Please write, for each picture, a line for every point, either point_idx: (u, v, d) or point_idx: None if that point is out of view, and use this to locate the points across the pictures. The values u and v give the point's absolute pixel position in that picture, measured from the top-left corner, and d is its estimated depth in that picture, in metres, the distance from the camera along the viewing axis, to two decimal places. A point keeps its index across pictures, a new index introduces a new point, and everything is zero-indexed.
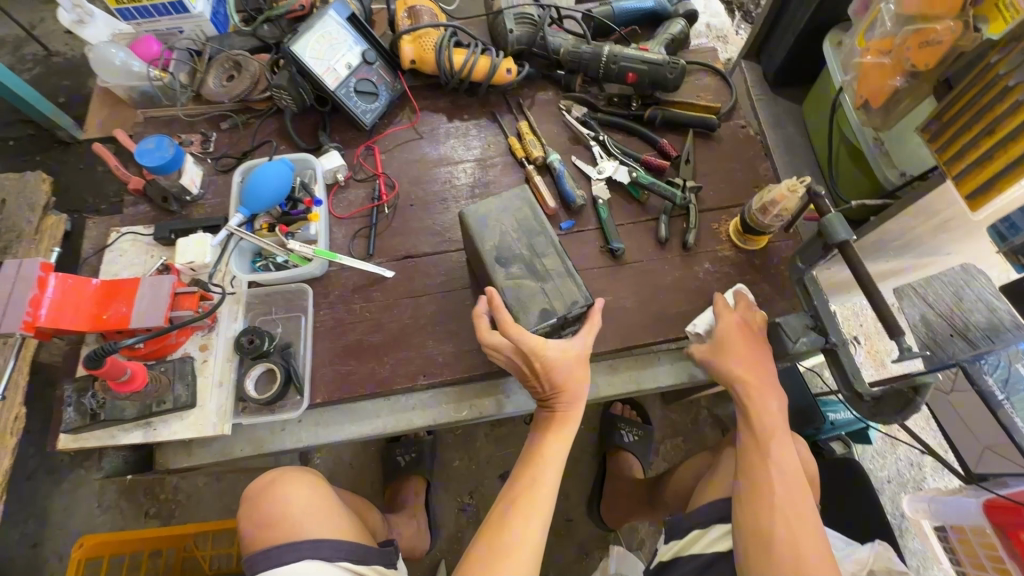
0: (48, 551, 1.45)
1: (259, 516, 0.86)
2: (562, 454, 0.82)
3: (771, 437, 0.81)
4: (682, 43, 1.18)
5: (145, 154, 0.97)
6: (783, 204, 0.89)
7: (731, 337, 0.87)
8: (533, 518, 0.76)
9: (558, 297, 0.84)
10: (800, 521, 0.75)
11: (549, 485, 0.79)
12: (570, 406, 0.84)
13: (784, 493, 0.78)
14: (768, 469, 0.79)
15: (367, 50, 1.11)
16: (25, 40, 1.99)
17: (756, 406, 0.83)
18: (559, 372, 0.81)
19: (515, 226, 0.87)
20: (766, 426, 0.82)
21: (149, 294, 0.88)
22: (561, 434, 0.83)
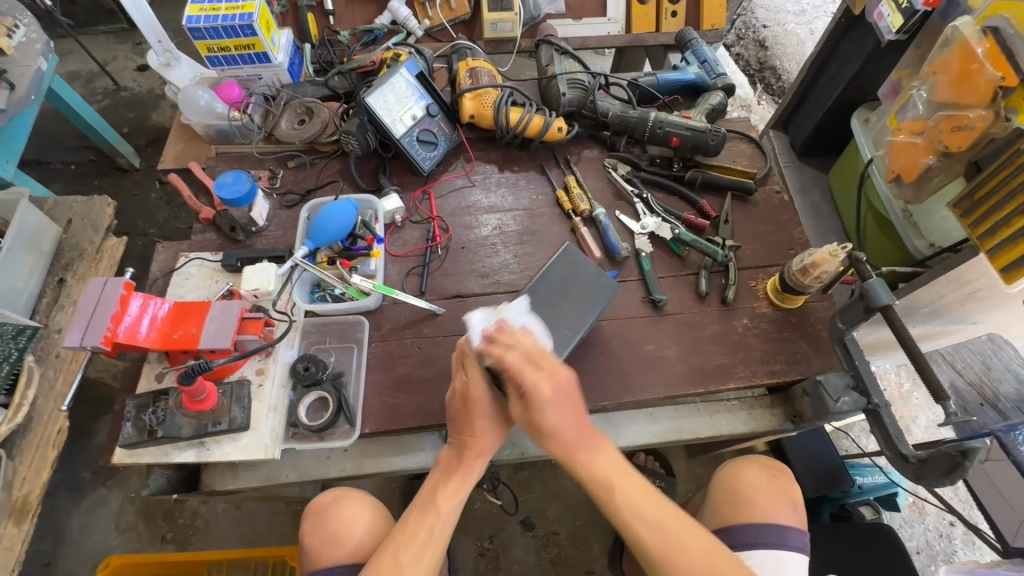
0: (60, 571, 1.43)
1: (326, 532, 0.89)
2: (454, 498, 0.82)
3: (614, 486, 0.80)
4: (720, 113, 1.27)
5: (223, 187, 1.06)
6: (824, 267, 0.94)
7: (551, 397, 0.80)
8: (435, 529, 0.80)
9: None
10: (677, 540, 0.77)
11: (438, 534, 0.80)
12: (479, 461, 0.83)
13: (658, 524, 0.78)
14: (629, 509, 0.79)
15: (430, 104, 1.20)
16: (97, 75, 2.14)
17: (583, 464, 0.81)
18: (486, 419, 0.82)
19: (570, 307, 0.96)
20: (603, 478, 0.80)
21: (219, 316, 0.93)
22: (458, 480, 0.82)
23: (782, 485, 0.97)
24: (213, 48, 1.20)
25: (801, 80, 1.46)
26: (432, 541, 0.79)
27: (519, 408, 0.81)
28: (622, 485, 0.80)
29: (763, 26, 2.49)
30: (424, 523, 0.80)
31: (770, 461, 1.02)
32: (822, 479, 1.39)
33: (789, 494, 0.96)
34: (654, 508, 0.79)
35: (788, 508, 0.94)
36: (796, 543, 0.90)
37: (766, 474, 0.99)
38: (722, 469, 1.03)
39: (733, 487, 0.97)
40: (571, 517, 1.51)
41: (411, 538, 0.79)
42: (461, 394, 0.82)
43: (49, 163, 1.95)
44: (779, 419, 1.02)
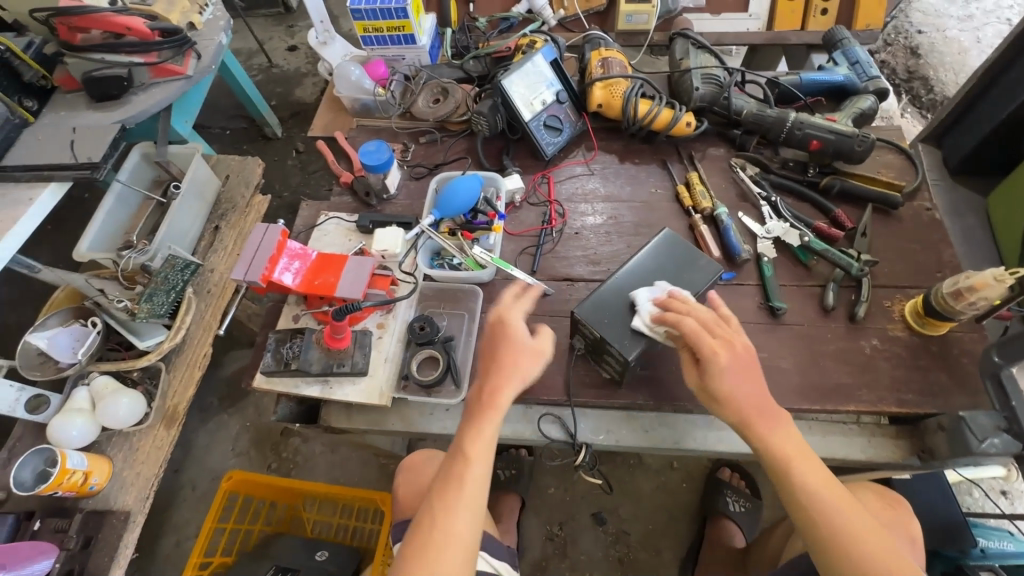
0: (185, 479, 1.65)
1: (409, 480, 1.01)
2: (487, 443, 0.77)
3: (791, 463, 0.77)
4: (870, 119, 1.17)
5: (366, 154, 1.16)
6: (983, 292, 0.84)
7: (719, 377, 0.80)
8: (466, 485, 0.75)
9: (631, 334, 0.87)
10: (852, 525, 0.73)
11: (473, 484, 0.75)
12: (507, 393, 0.79)
13: (831, 501, 0.75)
14: (801, 487, 0.76)
15: (561, 91, 1.22)
16: (255, 53, 2.41)
17: (759, 432, 0.79)
18: (511, 347, 0.82)
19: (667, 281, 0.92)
20: (782, 455, 0.78)
21: (354, 269, 1.02)
22: (485, 416, 0.78)
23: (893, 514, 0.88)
24: (369, 28, 1.32)
25: (968, 90, 1.31)
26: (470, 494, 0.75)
27: (695, 375, 0.83)
28: (797, 461, 0.78)
29: (917, 32, 2.26)
30: (460, 479, 0.75)
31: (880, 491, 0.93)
32: (936, 532, 1.26)
33: (903, 526, 0.86)
34: (835, 495, 0.75)
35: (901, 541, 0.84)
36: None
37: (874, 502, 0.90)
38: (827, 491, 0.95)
39: None
40: (644, 520, 1.49)
41: (447, 499, 0.74)
42: (491, 326, 0.85)
43: (210, 127, 2.23)
44: (903, 453, 0.92)
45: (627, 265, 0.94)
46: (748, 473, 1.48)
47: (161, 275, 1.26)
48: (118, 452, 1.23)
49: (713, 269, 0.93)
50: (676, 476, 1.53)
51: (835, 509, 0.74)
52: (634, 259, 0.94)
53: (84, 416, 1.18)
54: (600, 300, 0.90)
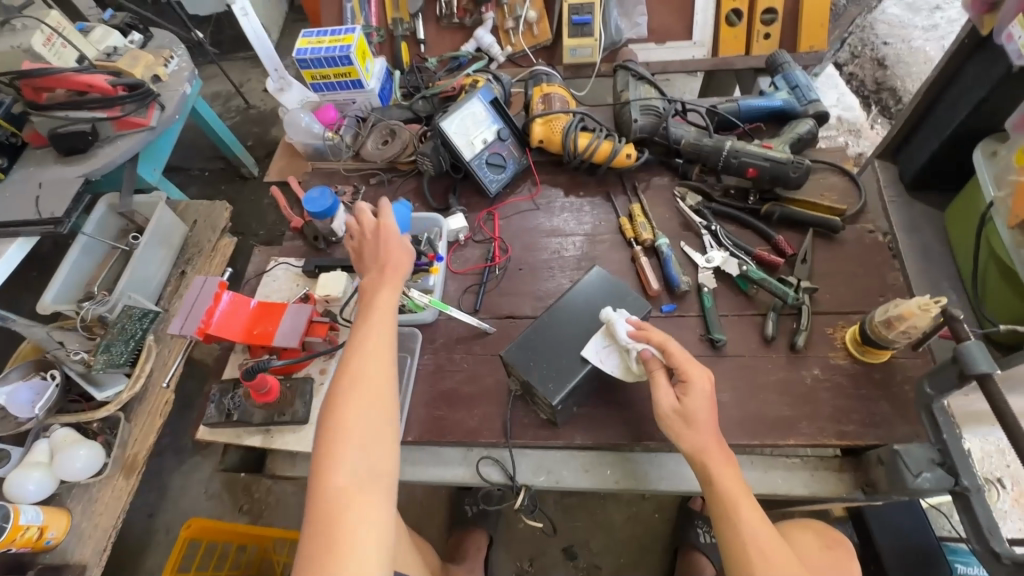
0: (159, 523, 1.65)
1: None
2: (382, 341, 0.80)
3: (738, 505, 0.74)
4: (809, 143, 1.18)
5: (310, 201, 1.17)
6: (912, 321, 0.83)
7: (696, 394, 0.79)
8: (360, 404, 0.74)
9: (554, 377, 0.88)
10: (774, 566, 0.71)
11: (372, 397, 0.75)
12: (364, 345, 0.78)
13: (765, 545, 0.72)
14: (744, 531, 0.73)
15: (502, 129, 1.24)
16: (233, 95, 2.47)
17: (714, 468, 0.76)
18: (386, 243, 0.89)
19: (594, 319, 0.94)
20: (728, 492, 0.75)
21: (292, 318, 1.04)
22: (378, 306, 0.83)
23: (838, 558, 0.86)
24: (317, 76, 1.35)
25: (914, 106, 1.31)
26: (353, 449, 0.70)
27: (670, 398, 0.81)
28: (745, 503, 0.74)
29: (883, 43, 2.26)
30: (338, 441, 0.71)
31: (825, 532, 0.92)
32: (910, 561, 1.22)
33: (844, 570, 0.85)
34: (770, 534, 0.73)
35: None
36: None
37: (818, 544, 0.89)
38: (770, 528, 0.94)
39: None
40: (615, 554, 1.46)
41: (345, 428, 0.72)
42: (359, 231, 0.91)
43: (189, 170, 2.28)
44: (847, 486, 0.90)
45: (557, 307, 0.96)
46: None
47: (119, 326, 1.31)
48: (77, 504, 1.24)
49: (641, 306, 0.95)
50: (647, 506, 1.50)
51: (768, 555, 0.71)
52: (563, 301, 0.96)
53: (43, 470, 1.19)
54: (527, 342, 0.92)
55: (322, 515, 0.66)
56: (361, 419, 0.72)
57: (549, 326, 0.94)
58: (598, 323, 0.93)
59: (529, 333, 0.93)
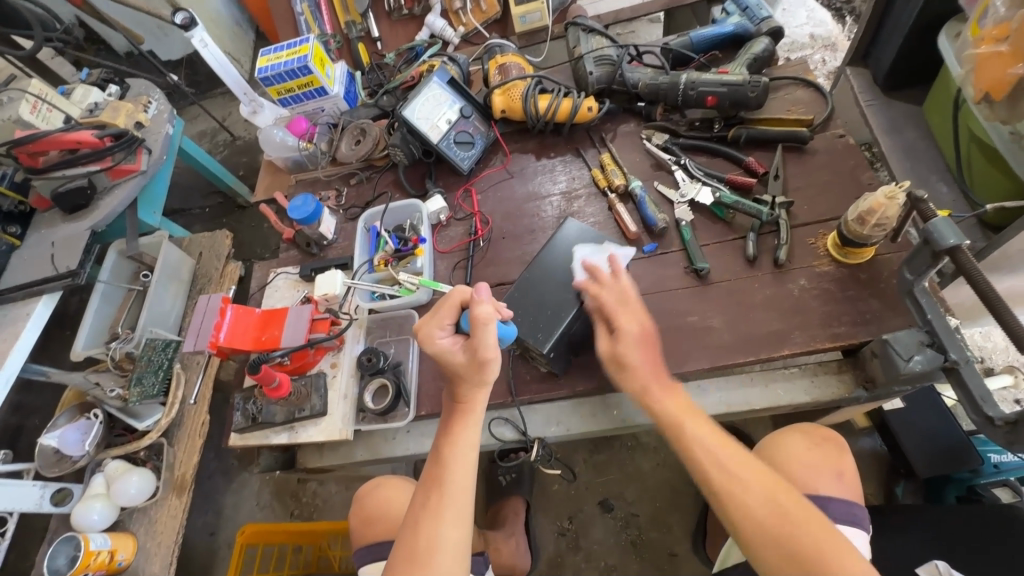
0: (221, 539, 1.75)
1: (365, 513, 1.02)
2: (471, 442, 0.80)
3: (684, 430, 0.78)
4: (767, 61, 1.17)
5: (295, 210, 1.23)
6: (882, 212, 0.83)
7: (679, 325, 0.78)
8: (451, 500, 0.75)
9: (544, 327, 0.91)
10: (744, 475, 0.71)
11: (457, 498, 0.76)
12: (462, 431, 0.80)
13: (729, 467, 0.73)
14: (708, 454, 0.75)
15: (464, 106, 1.27)
16: (218, 130, 2.55)
17: (657, 397, 0.81)
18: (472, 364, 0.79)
19: (572, 265, 0.96)
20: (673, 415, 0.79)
21: (295, 319, 1.10)
22: (469, 419, 0.81)
23: (828, 453, 0.88)
24: (282, 91, 1.40)
25: (873, 5, 1.28)
26: (455, 508, 0.75)
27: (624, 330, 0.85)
28: (693, 424, 0.78)
29: None
30: (443, 499, 0.75)
31: (816, 430, 0.94)
32: (939, 457, 1.22)
33: (835, 465, 0.87)
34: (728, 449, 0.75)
35: (833, 479, 0.85)
36: (842, 515, 0.80)
37: (808, 444, 0.91)
38: (765, 442, 0.97)
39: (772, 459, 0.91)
40: (650, 499, 1.49)
41: (433, 506, 0.75)
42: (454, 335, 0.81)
43: (190, 209, 2.38)
44: (849, 386, 0.91)
45: (535, 262, 0.99)
46: (744, 433, 1.47)
47: (145, 358, 1.38)
48: (140, 527, 1.33)
49: (618, 246, 0.97)
50: (675, 450, 1.53)
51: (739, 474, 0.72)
52: (543, 256, 0.99)
53: (103, 499, 1.28)
54: (512, 300, 0.96)
55: (414, 562, 0.71)
56: (447, 517, 0.74)
57: (533, 280, 0.97)
58: (577, 270, 0.96)
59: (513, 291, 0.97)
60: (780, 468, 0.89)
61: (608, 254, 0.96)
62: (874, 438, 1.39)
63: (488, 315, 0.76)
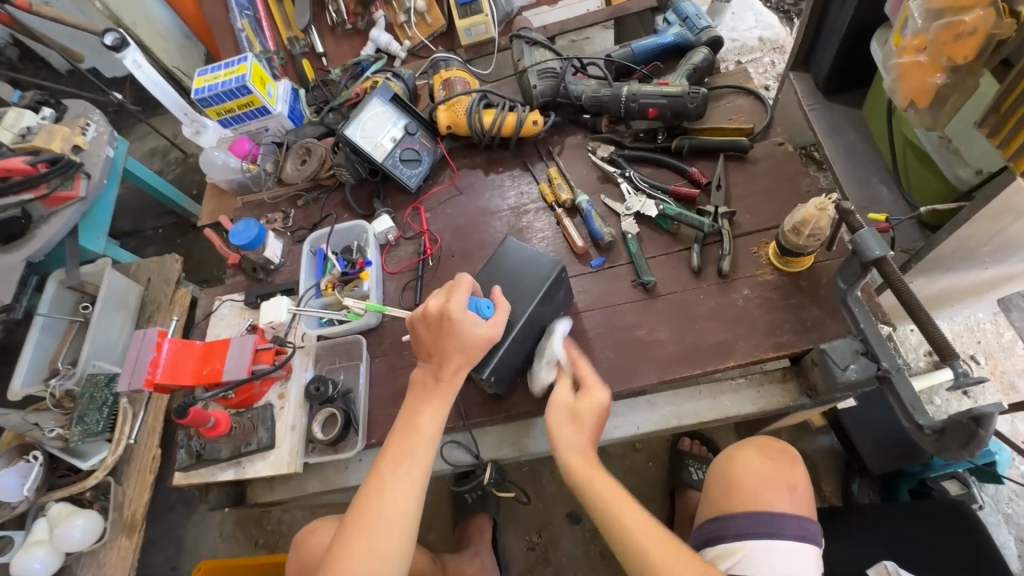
0: (182, 574, 1.69)
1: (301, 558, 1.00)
2: (436, 419, 0.81)
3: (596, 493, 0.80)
4: (707, 71, 1.18)
5: (237, 235, 1.18)
6: (814, 223, 0.84)
7: (597, 406, 0.86)
8: (409, 476, 0.77)
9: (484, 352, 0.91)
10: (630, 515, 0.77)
11: (417, 476, 0.78)
12: (428, 419, 0.81)
13: (614, 505, 0.78)
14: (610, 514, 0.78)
15: (409, 123, 1.25)
16: (169, 147, 2.48)
17: (591, 485, 0.80)
18: (461, 340, 0.82)
19: (509, 285, 0.96)
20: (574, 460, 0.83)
21: (238, 351, 1.05)
22: (438, 398, 0.82)
23: (781, 468, 0.88)
24: (222, 111, 1.35)
25: (809, 12, 1.31)
26: (388, 524, 0.74)
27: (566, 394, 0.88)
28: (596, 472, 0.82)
29: None
30: (402, 467, 0.77)
31: (775, 442, 0.94)
32: (891, 452, 1.25)
33: (788, 478, 0.86)
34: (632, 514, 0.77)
35: (784, 493, 0.84)
36: (792, 531, 0.78)
37: (761, 459, 0.90)
38: (720, 458, 0.95)
39: (728, 476, 0.90)
40: None
41: (386, 479, 0.76)
42: (436, 314, 0.83)
43: (141, 231, 2.30)
44: (793, 394, 0.92)
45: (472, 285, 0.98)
46: (706, 437, 1.48)
47: (87, 395, 1.31)
48: (88, 572, 1.28)
49: (552, 263, 0.96)
50: (640, 457, 1.53)
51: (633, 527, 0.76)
52: (480, 278, 0.98)
53: (45, 546, 1.22)
54: None
55: (359, 532, 0.73)
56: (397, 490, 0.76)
57: None
58: (515, 292, 0.95)
59: None
60: (734, 486, 0.87)
61: (542, 274, 0.95)
62: (831, 436, 1.42)
63: (502, 304, 0.88)
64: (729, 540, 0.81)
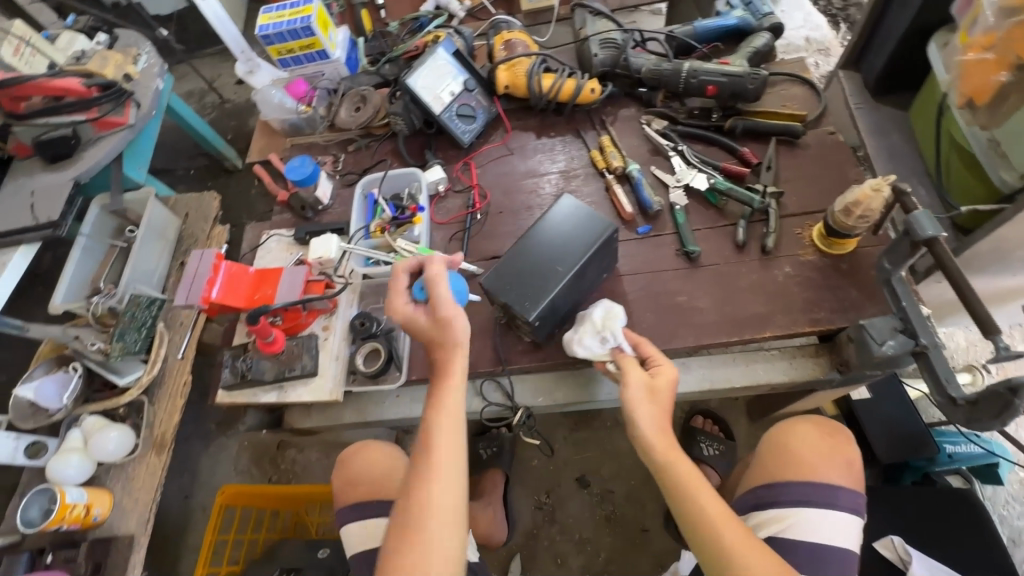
0: (195, 502, 1.74)
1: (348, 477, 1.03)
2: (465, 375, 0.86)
3: (690, 483, 0.81)
4: (766, 56, 1.20)
5: (292, 170, 1.23)
6: (867, 204, 0.87)
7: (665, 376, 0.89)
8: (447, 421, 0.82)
9: (532, 296, 0.92)
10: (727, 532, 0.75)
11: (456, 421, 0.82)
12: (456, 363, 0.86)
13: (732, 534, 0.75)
14: (693, 503, 0.79)
15: (468, 80, 1.27)
16: (207, 91, 2.49)
17: (674, 459, 0.83)
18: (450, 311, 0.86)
19: (565, 238, 0.98)
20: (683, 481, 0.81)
21: (289, 280, 1.10)
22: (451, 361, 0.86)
23: (836, 446, 0.89)
24: (282, 51, 1.37)
25: (869, 11, 1.33)
26: (446, 473, 0.77)
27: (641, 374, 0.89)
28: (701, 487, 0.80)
29: None
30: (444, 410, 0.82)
31: (824, 420, 0.94)
32: (898, 444, 1.29)
33: (845, 457, 0.88)
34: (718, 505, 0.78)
35: (843, 470, 0.85)
36: (847, 504, 0.80)
37: (817, 434, 0.91)
38: (773, 433, 0.95)
39: (783, 444, 0.91)
40: (626, 477, 1.54)
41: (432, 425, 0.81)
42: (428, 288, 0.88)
43: (174, 170, 2.32)
44: (823, 368, 0.97)
45: (525, 236, 0.99)
46: (719, 417, 1.52)
47: (129, 314, 1.36)
48: (116, 483, 1.32)
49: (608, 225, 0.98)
50: None
51: (716, 518, 0.77)
52: (533, 229, 1.00)
53: (79, 453, 1.27)
54: (505, 266, 0.97)
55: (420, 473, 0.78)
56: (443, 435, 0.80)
57: (526, 249, 0.98)
58: (565, 244, 0.97)
59: (506, 258, 0.97)
60: (787, 454, 0.89)
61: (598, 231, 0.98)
62: None
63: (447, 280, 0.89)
64: (784, 505, 0.82)
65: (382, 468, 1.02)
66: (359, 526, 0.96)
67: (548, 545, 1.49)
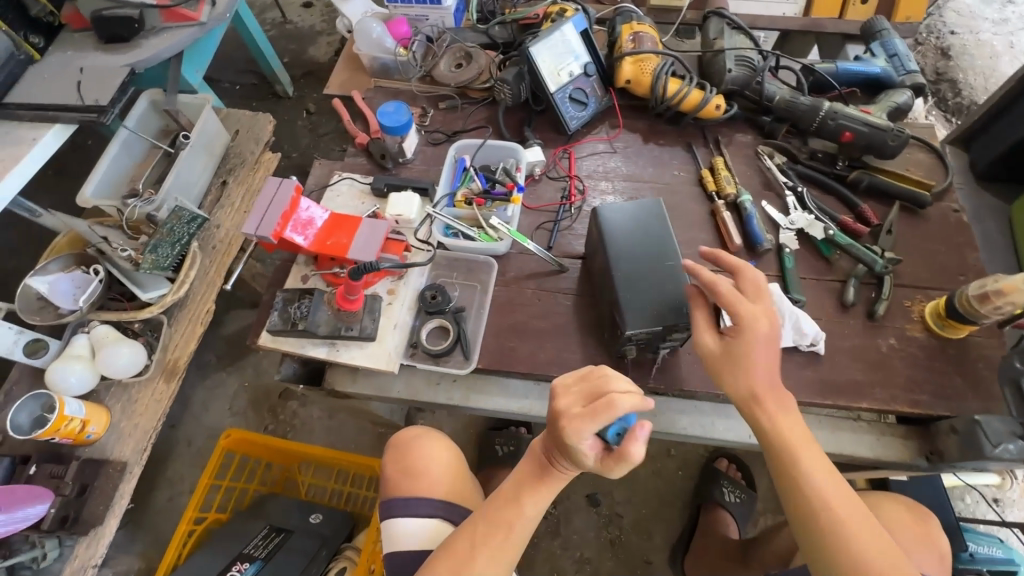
0: (181, 434, 1.64)
1: (401, 467, 0.98)
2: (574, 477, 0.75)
3: (796, 457, 0.75)
4: (903, 114, 1.15)
5: (385, 115, 1.12)
6: (1012, 296, 0.83)
7: (745, 333, 0.78)
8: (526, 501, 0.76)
9: (635, 309, 0.87)
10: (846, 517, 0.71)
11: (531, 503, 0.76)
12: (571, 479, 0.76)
13: (844, 510, 0.72)
14: (806, 482, 0.73)
15: (589, 63, 1.19)
16: (269, 7, 2.34)
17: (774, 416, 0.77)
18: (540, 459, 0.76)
19: (641, 236, 0.93)
20: (787, 435, 0.76)
21: (368, 231, 1.00)
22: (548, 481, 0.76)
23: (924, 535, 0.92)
24: None
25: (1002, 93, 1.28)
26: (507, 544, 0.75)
27: (712, 338, 0.81)
28: (806, 451, 0.75)
29: (949, 32, 2.19)
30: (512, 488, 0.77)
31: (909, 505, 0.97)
32: None
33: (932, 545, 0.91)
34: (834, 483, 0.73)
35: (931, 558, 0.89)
36: None
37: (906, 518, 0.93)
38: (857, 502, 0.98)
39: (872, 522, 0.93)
40: (638, 504, 1.50)
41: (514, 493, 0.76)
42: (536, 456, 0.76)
43: (219, 81, 2.17)
44: (912, 453, 0.93)
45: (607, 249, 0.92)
46: (745, 465, 1.49)
47: (167, 226, 1.24)
48: (116, 403, 1.21)
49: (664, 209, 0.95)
50: (672, 464, 1.53)
51: (831, 497, 0.72)
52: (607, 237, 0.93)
53: (84, 363, 1.16)
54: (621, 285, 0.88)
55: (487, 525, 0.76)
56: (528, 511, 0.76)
57: (626, 268, 0.90)
58: (649, 241, 0.92)
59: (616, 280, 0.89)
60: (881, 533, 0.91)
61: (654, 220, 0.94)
62: None
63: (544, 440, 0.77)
64: None
65: (445, 464, 0.99)
66: (423, 520, 0.88)
67: (546, 557, 1.44)
